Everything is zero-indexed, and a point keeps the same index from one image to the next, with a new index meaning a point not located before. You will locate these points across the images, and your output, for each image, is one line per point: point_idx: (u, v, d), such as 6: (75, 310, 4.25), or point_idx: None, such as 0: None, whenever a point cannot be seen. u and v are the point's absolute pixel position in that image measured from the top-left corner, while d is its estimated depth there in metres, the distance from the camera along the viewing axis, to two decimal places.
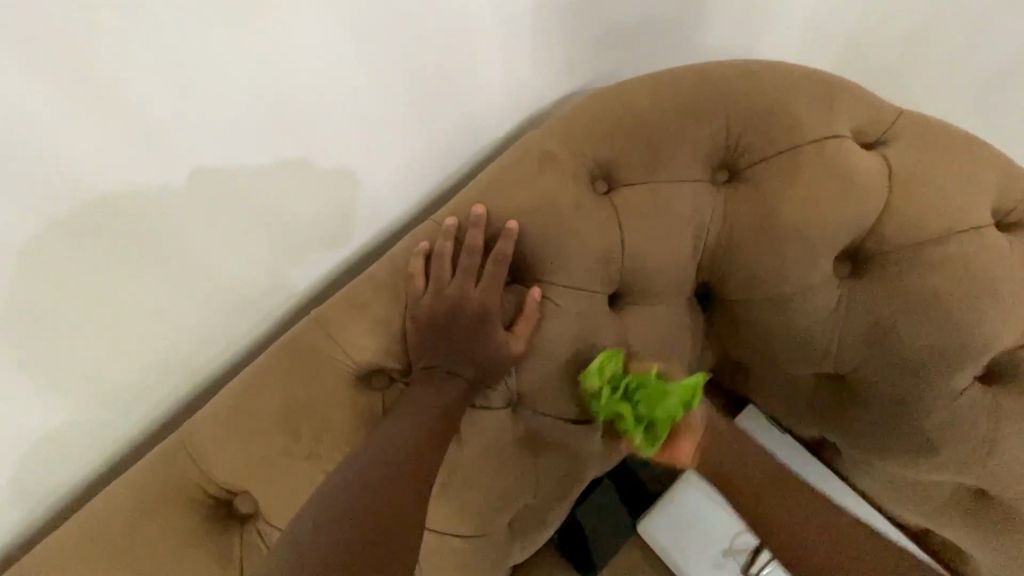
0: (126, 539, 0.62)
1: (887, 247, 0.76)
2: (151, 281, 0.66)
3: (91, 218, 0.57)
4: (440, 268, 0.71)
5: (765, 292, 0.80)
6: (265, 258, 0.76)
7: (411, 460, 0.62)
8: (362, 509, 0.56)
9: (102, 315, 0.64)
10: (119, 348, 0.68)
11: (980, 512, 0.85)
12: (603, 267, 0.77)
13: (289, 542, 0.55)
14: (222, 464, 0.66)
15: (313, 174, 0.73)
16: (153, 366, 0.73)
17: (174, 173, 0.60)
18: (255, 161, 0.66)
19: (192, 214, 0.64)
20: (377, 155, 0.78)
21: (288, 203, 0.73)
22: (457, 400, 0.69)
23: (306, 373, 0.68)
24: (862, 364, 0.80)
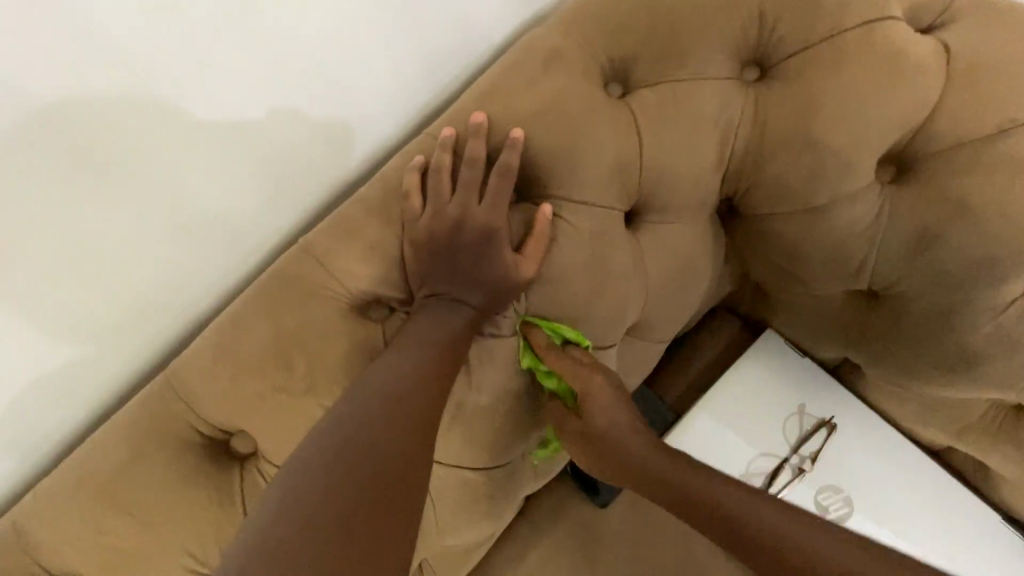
0: (123, 479, 0.60)
1: (937, 146, 0.68)
2: (152, 239, 0.61)
3: (68, 180, 0.52)
4: (439, 184, 0.64)
5: (798, 204, 0.73)
6: (264, 207, 0.69)
7: (418, 391, 0.58)
8: (367, 443, 0.53)
9: (92, 280, 0.59)
10: (121, 306, 0.64)
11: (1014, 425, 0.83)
12: (620, 181, 0.70)
13: (283, 481, 0.50)
14: (213, 403, 0.62)
15: (314, 124, 0.67)
16: (153, 321, 0.68)
17: (168, 122, 0.55)
18: (251, 112, 0.61)
19: (180, 172, 0.59)
20: (376, 88, 0.70)
21: (288, 153, 0.67)
22: (463, 328, 0.64)
23: (297, 304, 0.63)
24: (901, 279, 0.74)
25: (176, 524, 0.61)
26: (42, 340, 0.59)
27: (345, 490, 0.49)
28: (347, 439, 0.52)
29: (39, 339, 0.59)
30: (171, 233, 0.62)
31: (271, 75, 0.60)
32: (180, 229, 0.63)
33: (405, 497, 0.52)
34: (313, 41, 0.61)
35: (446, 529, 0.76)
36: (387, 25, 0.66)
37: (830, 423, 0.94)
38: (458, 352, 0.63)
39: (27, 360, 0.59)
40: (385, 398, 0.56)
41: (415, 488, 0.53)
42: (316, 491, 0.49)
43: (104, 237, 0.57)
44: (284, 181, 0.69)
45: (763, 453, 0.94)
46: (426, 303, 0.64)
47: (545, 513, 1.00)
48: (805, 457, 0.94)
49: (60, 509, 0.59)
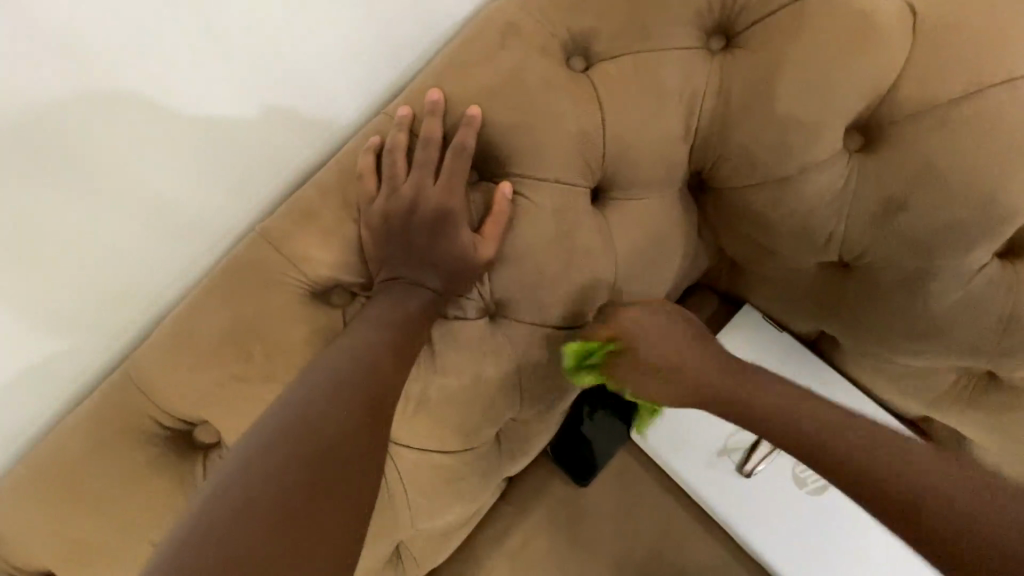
0: (86, 471, 0.59)
1: (905, 111, 0.67)
2: (138, 234, 0.62)
3: (67, 180, 0.54)
4: (393, 165, 0.62)
5: (763, 175, 0.72)
6: (242, 201, 0.69)
7: (374, 376, 0.57)
8: (312, 431, 0.51)
9: (93, 279, 0.61)
10: (103, 301, 0.64)
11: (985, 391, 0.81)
12: (583, 157, 0.69)
13: (227, 472, 0.49)
14: (173, 393, 0.61)
15: (296, 116, 0.67)
16: (129, 318, 0.67)
17: (151, 116, 0.56)
18: (238, 107, 0.62)
19: (170, 169, 0.60)
20: (343, 74, 0.69)
21: (271, 145, 0.67)
22: (421, 310, 0.63)
23: (253, 291, 0.62)
24: (871, 249, 0.72)
25: (145, 514, 0.61)
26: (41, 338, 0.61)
27: (289, 475, 0.48)
28: (299, 424, 0.52)
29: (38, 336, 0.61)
30: (167, 233, 0.64)
31: (258, 69, 0.61)
32: (162, 224, 0.63)
33: (357, 483, 0.51)
34: (284, 31, 0.60)
35: (418, 513, 0.76)
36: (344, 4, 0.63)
37: None
38: (417, 335, 0.62)
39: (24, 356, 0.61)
40: (338, 382, 0.56)
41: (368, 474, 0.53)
42: (261, 477, 0.48)
43: (103, 237, 0.59)
44: (264, 174, 0.69)
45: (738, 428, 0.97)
46: (383, 286, 0.63)
47: (527, 494, 1.01)
48: None
49: (24, 501, 0.59)
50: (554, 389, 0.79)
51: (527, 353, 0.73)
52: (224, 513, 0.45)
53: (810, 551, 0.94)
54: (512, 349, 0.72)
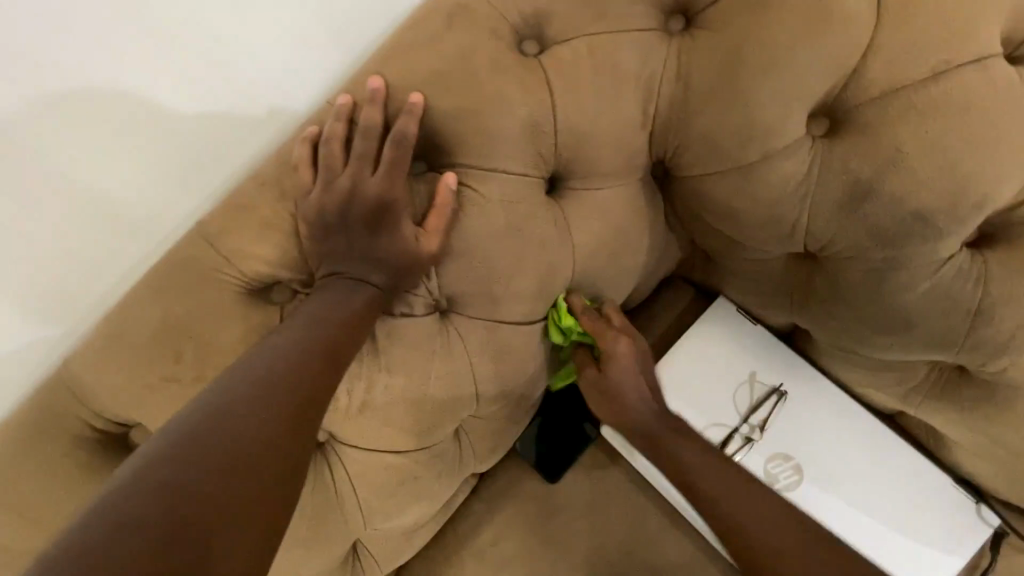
0: (17, 470, 0.59)
1: (872, 94, 0.63)
2: (65, 226, 0.58)
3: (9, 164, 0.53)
4: (331, 155, 0.60)
5: (724, 162, 0.69)
6: (181, 192, 0.64)
7: (308, 379, 0.56)
8: (241, 434, 0.50)
9: (44, 279, 0.60)
10: (30, 300, 0.60)
11: (960, 386, 0.78)
12: (534, 147, 0.66)
13: (147, 464, 0.46)
14: (107, 394, 0.60)
15: (237, 104, 0.64)
16: (60, 319, 0.63)
17: (74, 95, 0.54)
18: (170, 91, 0.59)
19: (98, 155, 0.57)
20: (294, 65, 0.66)
21: (210, 133, 0.63)
22: (358, 306, 0.60)
23: (186, 289, 0.60)
24: (836, 238, 0.69)
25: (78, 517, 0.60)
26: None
27: (214, 475, 0.47)
28: (210, 434, 0.49)
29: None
30: (121, 234, 0.62)
31: (189, 52, 0.58)
32: (91, 215, 0.59)
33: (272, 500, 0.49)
34: (220, 17, 0.58)
35: (370, 513, 0.74)
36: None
37: (781, 390, 0.92)
38: (353, 332, 0.59)
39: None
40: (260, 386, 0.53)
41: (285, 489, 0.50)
42: (185, 475, 0.46)
43: (50, 232, 0.58)
44: (206, 166, 0.65)
45: (710, 424, 0.92)
46: (322, 282, 0.61)
47: (495, 491, 0.99)
48: (755, 426, 0.91)
49: None
50: (513, 386, 0.77)
51: (481, 350, 0.71)
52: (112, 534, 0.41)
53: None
54: (464, 347, 0.70)
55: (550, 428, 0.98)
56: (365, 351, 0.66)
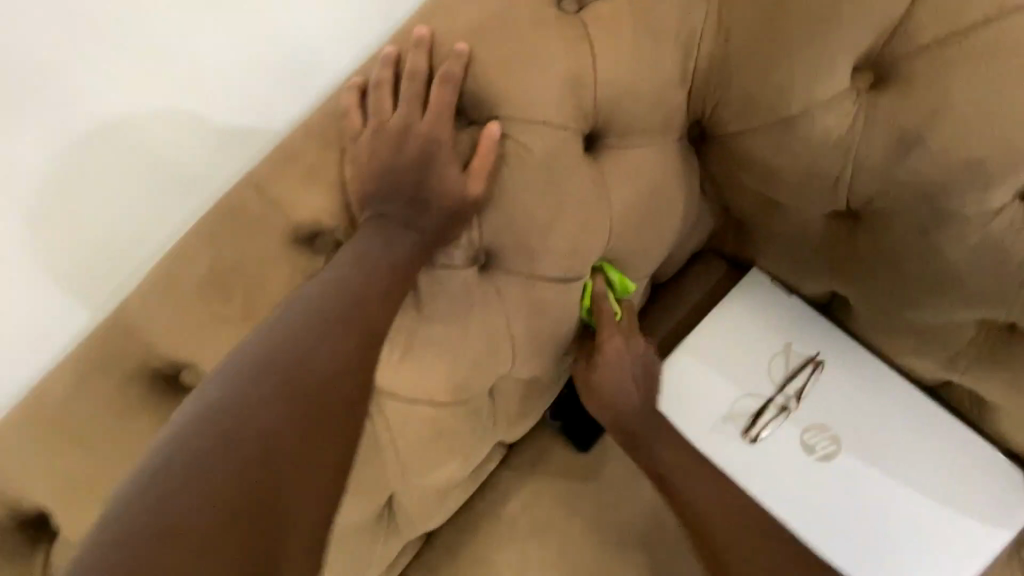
0: (77, 406, 0.60)
1: (919, 43, 0.62)
2: (112, 193, 0.62)
3: (34, 152, 0.57)
4: (378, 104, 0.63)
5: (764, 117, 0.69)
6: (220, 152, 0.67)
7: (342, 329, 0.59)
8: (258, 417, 0.53)
9: (76, 259, 0.63)
10: (83, 265, 0.63)
11: (1007, 348, 0.76)
12: (573, 100, 0.66)
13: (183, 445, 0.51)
14: (165, 335, 0.62)
15: (276, 55, 0.67)
16: (109, 283, 0.66)
17: (115, 69, 0.58)
18: (208, 53, 0.62)
19: (142, 124, 0.61)
20: (312, 44, 0.69)
21: (250, 86, 0.66)
22: (386, 262, 0.62)
23: (238, 233, 0.62)
24: (879, 193, 0.69)
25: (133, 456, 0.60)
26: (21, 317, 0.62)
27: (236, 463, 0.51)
28: (224, 444, 0.51)
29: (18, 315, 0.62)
30: (149, 214, 0.65)
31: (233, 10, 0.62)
32: (137, 182, 0.63)
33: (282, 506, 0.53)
34: None
35: (408, 466, 0.75)
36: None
37: (817, 360, 0.91)
38: (382, 288, 0.62)
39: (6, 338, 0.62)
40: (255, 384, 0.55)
41: (294, 488, 0.54)
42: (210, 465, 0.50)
43: (89, 212, 0.61)
44: (244, 121, 0.68)
45: (745, 394, 0.91)
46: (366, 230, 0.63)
47: (526, 461, 1.00)
48: (790, 396, 0.90)
49: (21, 437, 0.60)
50: (549, 341, 0.78)
51: (519, 301, 0.72)
52: (140, 555, 0.45)
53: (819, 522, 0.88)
54: (503, 298, 0.71)
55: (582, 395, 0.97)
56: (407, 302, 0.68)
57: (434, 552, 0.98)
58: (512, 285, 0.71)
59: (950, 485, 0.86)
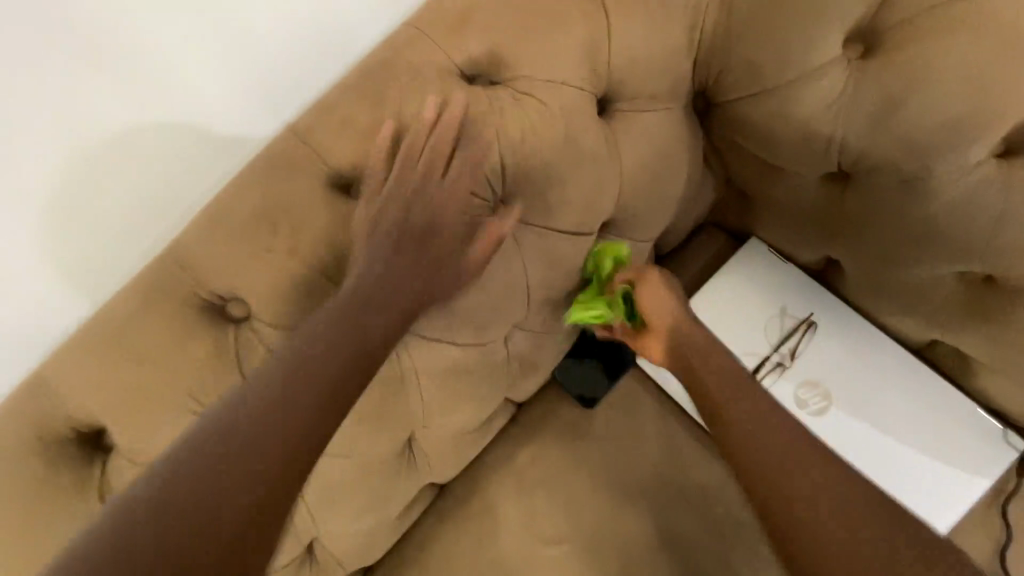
0: (129, 333, 0.65)
1: (903, 14, 0.69)
2: (121, 189, 0.68)
3: (33, 161, 0.61)
4: (415, 68, 0.70)
5: (762, 83, 0.75)
6: (229, 133, 0.74)
7: (347, 338, 0.65)
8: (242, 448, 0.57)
9: (79, 255, 0.69)
10: (97, 254, 0.70)
11: (982, 298, 0.81)
12: (590, 63, 0.72)
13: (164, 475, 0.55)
14: (211, 270, 0.66)
15: (309, 22, 0.74)
16: (120, 264, 0.73)
17: (114, 82, 0.62)
18: (213, 49, 0.67)
19: (141, 131, 0.66)
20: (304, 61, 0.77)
21: (281, 51, 0.74)
22: (373, 271, 0.67)
23: (280, 177, 0.67)
24: (866, 154, 0.75)
25: (182, 380, 0.65)
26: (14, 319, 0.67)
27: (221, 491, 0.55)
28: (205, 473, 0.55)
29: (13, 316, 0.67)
30: (142, 219, 0.72)
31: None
32: (145, 178, 0.69)
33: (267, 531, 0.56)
34: None
35: (430, 405, 0.81)
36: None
37: (810, 321, 0.97)
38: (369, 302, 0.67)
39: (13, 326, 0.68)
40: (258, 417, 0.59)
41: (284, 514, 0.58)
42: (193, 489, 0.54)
43: (101, 208, 0.68)
44: (261, 93, 0.75)
45: (743, 352, 0.97)
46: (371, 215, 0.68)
47: (535, 418, 1.05)
48: (785, 354, 0.96)
49: (78, 363, 0.64)
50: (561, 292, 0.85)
51: (537, 250, 0.78)
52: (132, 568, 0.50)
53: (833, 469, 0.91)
54: (522, 247, 0.77)
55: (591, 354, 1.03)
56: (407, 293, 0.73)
57: (446, 503, 1.03)
58: (531, 235, 0.77)
59: (931, 435, 0.92)
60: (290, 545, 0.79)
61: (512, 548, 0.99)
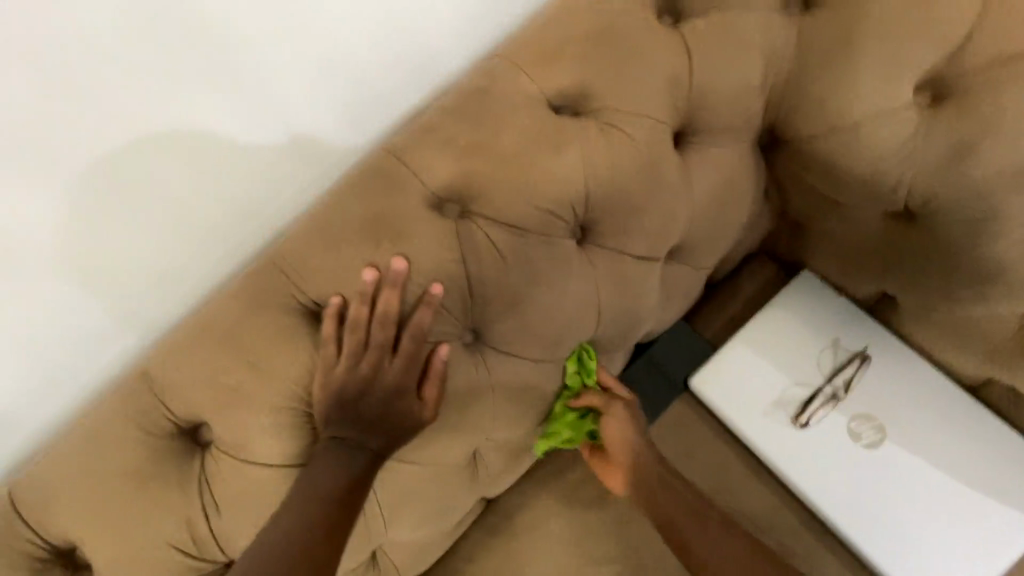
0: (232, 334, 0.68)
1: (975, 65, 0.73)
2: (168, 212, 0.71)
3: (90, 184, 0.64)
4: (509, 98, 0.75)
5: (833, 123, 0.79)
6: (289, 159, 0.78)
7: (394, 400, 0.69)
8: (312, 501, 0.67)
9: (121, 270, 0.71)
10: (143, 273, 0.73)
11: None
12: (671, 97, 0.77)
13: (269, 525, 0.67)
14: (311, 278, 0.69)
15: (396, 51, 0.80)
16: (164, 282, 0.76)
17: (181, 119, 0.66)
18: (294, 83, 0.73)
19: (196, 162, 0.70)
20: (329, 88, 0.77)
21: (366, 77, 0.79)
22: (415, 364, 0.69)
23: (380, 192, 0.71)
24: (935, 195, 0.78)
25: (276, 384, 0.67)
26: (55, 335, 0.70)
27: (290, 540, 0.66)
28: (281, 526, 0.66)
29: (62, 333, 0.70)
30: (165, 240, 0.72)
31: (363, 23, 0.75)
32: (191, 203, 0.72)
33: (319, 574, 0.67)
34: None
35: (502, 418, 0.83)
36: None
37: (864, 355, 0.98)
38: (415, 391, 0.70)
39: (64, 330, 0.70)
40: (307, 503, 0.67)
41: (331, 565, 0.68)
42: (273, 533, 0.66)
43: (147, 229, 0.70)
44: (339, 116, 0.80)
45: (796, 382, 0.99)
46: (430, 308, 0.68)
47: None
48: (839, 386, 0.97)
49: (186, 359, 0.68)
50: (628, 316, 0.87)
51: (611, 272, 0.81)
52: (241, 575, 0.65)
53: (864, 522, 0.93)
54: (599, 269, 0.80)
55: (645, 376, 1.06)
56: (471, 332, 0.76)
57: (494, 518, 1.05)
58: (608, 258, 0.80)
59: (989, 473, 0.93)
60: (354, 551, 0.81)
61: (562, 567, 1.00)
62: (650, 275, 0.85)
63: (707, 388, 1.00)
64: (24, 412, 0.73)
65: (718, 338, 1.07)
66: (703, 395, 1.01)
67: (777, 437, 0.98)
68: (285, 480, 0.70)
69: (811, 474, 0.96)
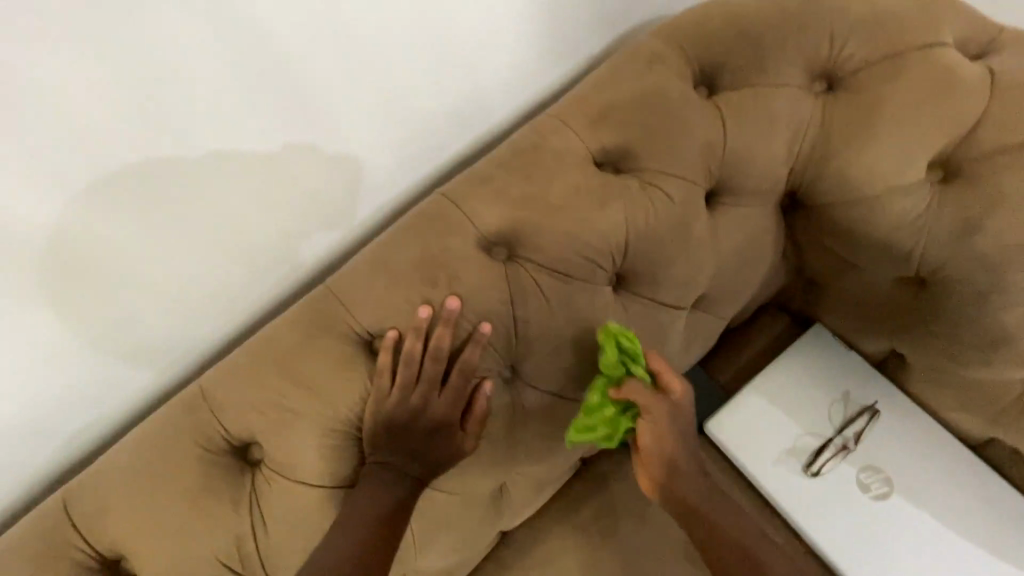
0: (287, 358, 0.72)
1: (982, 150, 0.81)
2: (184, 226, 0.70)
3: (108, 196, 0.62)
4: (557, 153, 0.81)
5: (853, 193, 0.85)
6: (316, 176, 0.79)
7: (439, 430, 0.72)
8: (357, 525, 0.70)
9: (129, 283, 0.70)
10: (154, 286, 0.72)
11: None
12: (705, 160, 0.83)
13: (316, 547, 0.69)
14: (365, 309, 0.74)
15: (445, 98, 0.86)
16: (174, 295, 0.75)
17: (211, 134, 0.65)
18: (340, 110, 0.75)
19: (216, 178, 0.69)
20: (349, 93, 0.74)
21: (416, 118, 0.85)
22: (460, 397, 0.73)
23: (435, 233, 0.77)
24: (946, 264, 0.85)
25: (326, 406, 0.71)
26: (59, 350, 0.69)
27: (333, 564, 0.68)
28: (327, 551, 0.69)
29: (71, 345, 0.70)
30: (175, 254, 0.72)
31: (422, 73, 0.80)
32: (207, 218, 0.72)
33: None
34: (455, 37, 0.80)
35: (530, 452, 0.86)
36: (506, 28, 0.84)
37: (873, 409, 1.03)
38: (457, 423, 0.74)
39: (74, 342, 0.70)
40: (351, 526, 0.70)
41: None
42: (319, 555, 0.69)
43: (159, 241, 0.69)
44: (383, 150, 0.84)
45: (808, 431, 1.03)
46: (480, 346, 0.73)
47: (601, 474, 1.10)
48: (848, 438, 1.02)
49: (240, 379, 0.72)
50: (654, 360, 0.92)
51: (642, 318, 0.86)
52: None
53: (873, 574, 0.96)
54: (631, 314, 0.85)
55: None
56: (510, 368, 0.80)
57: (506, 551, 1.06)
58: (641, 305, 0.86)
59: (993, 530, 0.97)
60: None
61: None
62: (677, 322, 0.90)
63: (723, 433, 1.04)
64: (45, 419, 0.73)
65: (732, 384, 1.11)
66: (719, 439, 1.04)
67: (789, 484, 1.01)
68: (326, 502, 0.73)
69: (823, 523, 0.99)
